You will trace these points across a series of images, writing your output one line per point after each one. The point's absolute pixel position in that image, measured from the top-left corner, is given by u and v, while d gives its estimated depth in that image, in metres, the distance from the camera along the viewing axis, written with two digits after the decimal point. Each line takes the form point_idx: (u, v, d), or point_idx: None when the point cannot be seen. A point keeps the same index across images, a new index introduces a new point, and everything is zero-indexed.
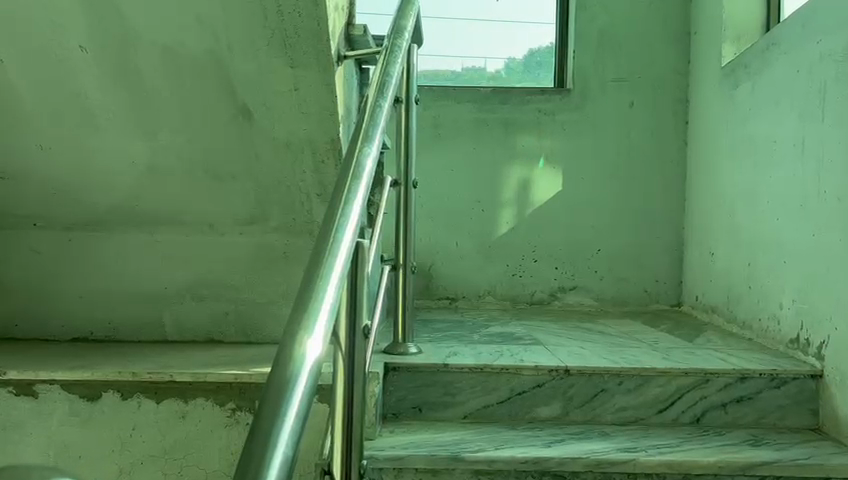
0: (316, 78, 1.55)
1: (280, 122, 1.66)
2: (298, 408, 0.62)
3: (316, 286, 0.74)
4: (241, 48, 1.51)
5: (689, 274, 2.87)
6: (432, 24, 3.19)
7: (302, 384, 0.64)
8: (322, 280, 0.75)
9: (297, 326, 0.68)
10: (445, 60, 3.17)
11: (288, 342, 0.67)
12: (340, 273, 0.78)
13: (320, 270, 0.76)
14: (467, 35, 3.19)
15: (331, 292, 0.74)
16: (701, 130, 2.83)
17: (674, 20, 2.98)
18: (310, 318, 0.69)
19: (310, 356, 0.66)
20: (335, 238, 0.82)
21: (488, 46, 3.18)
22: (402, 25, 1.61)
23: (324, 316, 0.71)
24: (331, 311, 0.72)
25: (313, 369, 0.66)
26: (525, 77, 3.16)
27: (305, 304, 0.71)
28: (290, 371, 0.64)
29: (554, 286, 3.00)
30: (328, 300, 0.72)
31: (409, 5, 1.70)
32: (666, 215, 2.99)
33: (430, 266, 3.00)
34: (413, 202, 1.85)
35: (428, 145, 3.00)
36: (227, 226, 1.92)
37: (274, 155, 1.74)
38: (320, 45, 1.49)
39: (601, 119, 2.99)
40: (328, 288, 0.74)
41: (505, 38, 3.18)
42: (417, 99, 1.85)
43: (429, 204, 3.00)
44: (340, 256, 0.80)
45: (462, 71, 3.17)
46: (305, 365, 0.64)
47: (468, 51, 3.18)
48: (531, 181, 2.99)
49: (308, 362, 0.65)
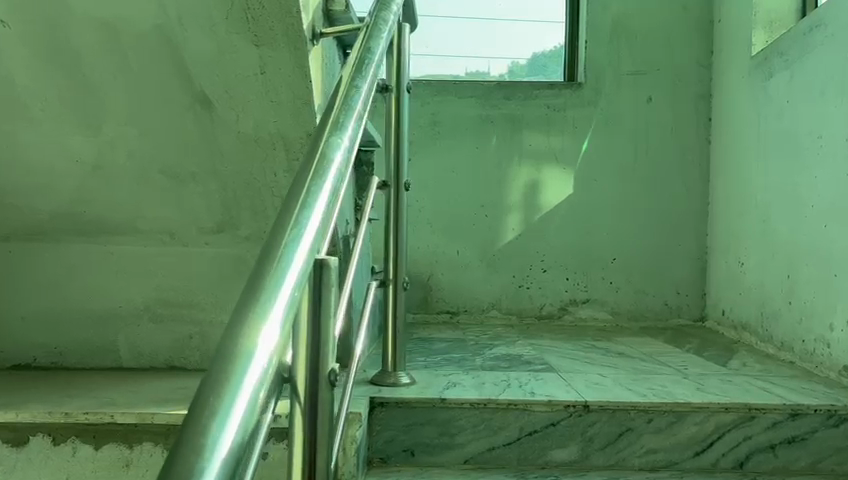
0: (286, 60, 1.30)
1: (244, 112, 1.40)
2: (222, 468, 0.42)
3: (263, 286, 0.53)
4: (194, 22, 1.25)
5: (715, 285, 2.61)
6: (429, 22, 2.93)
7: (233, 431, 0.43)
8: (275, 277, 0.54)
9: (231, 344, 0.48)
10: (444, 62, 2.91)
11: (218, 366, 0.47)
12: (300, 269, 0.57)
13: (271, 266, 0.55)
14: (468, 30, 2.93)
15: (286, 296, 0.53)
16: (726, 128, 2.57)
17: (695, 8, 2.73)
18: (253, 330, 0.49)
19: (247, 391, 0.46)
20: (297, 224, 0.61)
21: (490, 45, 2.92)
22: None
23: (273, 330, 0.50)
24: (285, 323, 0.52)
25: (249, 409, 0.45)
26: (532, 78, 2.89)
27: (248, 310, 0.51)
28: (215, 409, 0.44)
29: (565, 299, 2.73)
30: (281, 306, 0.52)
31: None
32: (689, 220, 2.72)
33: (429, 277, 2.73)
34: (406, 205, 1.59)
35: (427, 146, 2.74)
36: (191, 235, 1.66)
37: (241, 154, 1.48)
38: (288, 18, 1.23)
39: (616, 116, 2.73)
40: (283, 290, 0.54)
41: (509, 38, 2.92)
42: (411, 85, 1.59)
43: (428, 211, 2.74)
44: (293, 266, 0.56)
45: (465, 75, 2.90)
46: (238, 406, 0.44)
47: (468, 51, 2.92)
48: (540, 184, 2.73)
49: (242, 399, 0.45)
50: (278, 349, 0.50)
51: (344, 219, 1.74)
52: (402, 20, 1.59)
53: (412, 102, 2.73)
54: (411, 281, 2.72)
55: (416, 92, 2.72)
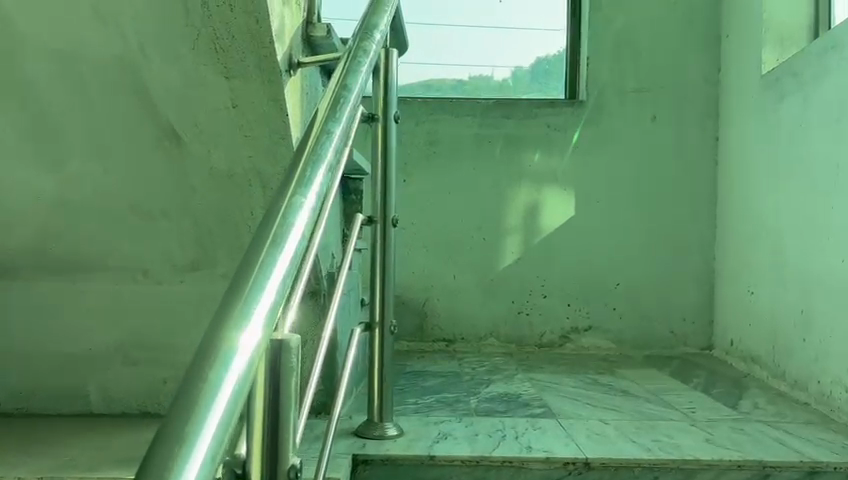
0: (259, 92, 1.19)
1: (217, 147, 1.30)
2: (204, 461, 0.38)
3: (246, 284, 0.50)
4: (158, 52, 1.15)
5: (723, 313, 2.50)
6: (426, 34, 2.83)
7: (214, 425, 0.40)
8: (260, 273, 0.51)
9: (214, 339, 0.45)
10: (445, 69, 2.80)
11: (200, 359, 0.43)
12: (285, 270, 0.53)
13: (253, 265, 0.52)
14: (467, 42, 2.82)
15: (270, 295, 0.50)
16: (734, 148, 2.46)
17: (702, 22, 2.62)
18: (236, 324, 0.46)
19: (229, 385, 0.42)
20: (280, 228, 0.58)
21: (491, 54, 2.82)
22: (374, 20, 1.25)
23: (256, 327, 0.47)
24: (270, 318, 0.49)
25: (231, 405, 0.42)
26: (534, 86, 2.78)
27: (230, 308, 0.48)
28: (195, 403, 0.40)
29: (566, 327, 2.62)
30: (264, 303, 0.49)
31: None
32: (695, 244, 2.61)
33: (424, 303, 2.62)
34: (393, 244, 1.48)
35: (422, 167, 2.63)
36: (165, 272, 1.55)
37: (215, 189, 1.38)
38: (261, 49, 1.13)
39: (620, 135, 2.62)
40: (267, 290, 0.50)
41: (511, 45, 2.81)
42: (399, 115, 1.49)
43: (423, 234, 2.63)
44: (255, 321, 0.47)
45: (467, 80, 2.80)
46: (219, 400, 0.40)
47: (470, 58, 2.81)
48: (540, 205, 2.62)
49: (224, 394, 0.42)
50: (264, 344, 0.47)
51: (330, 254, 1.64)
52: (389, 44, 1.49)
53: (407, 120, 2.63)
54: (405, 307, 2.61)
55: (411, 110, 2.62)
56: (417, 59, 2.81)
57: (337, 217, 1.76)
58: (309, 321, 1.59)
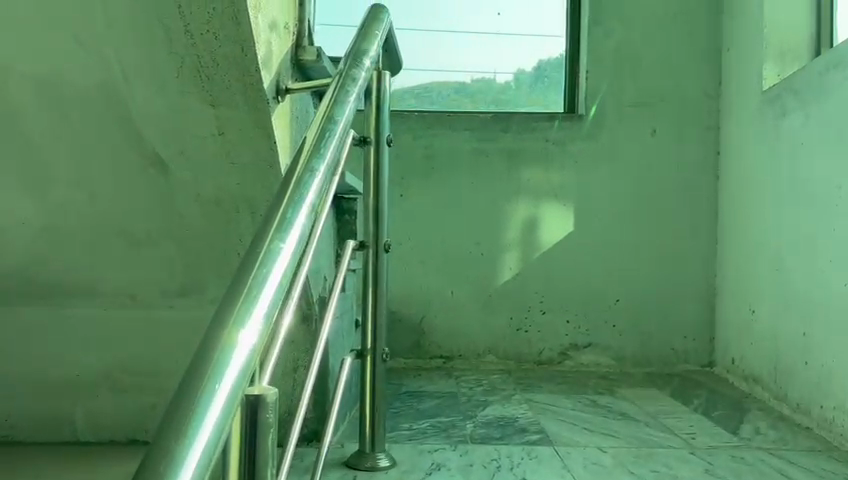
0: (245, 119, 1.17)
1: (203, 174, 1.27)
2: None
3: (233, 310, 0.52)
4: (141, 80, 1.12)
5: (725, 330, 2.46)
6: (425, 43, 2.79)
7: (198, 453, 0.42)
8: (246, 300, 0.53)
9: (201, 365, 0.47)
10: (445, 75, 2.77)
11: (187, 385, 0.46)
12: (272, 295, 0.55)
13: (240, 291, 0.54)
14: (466, 49, 2.78)
15: (257, 322, 0.52)
16: (736, 163, 2.43)
17: (703, 34, 2.59)
18: (223, 350, 0.48)
19: (214, 413, 0.44)
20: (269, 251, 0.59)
21: (492, 59, 2.77)
22: (363, 47, 1.22)
23: (242, 353, 0.48)
24: (258, 344, 0.50)
25: (216, 431, 0.44)
26: (536, 89, 2.74)
27: (218, 334, 0.49)
28: (181, 431, 0.42)
29: (565, 343, 2.58)
30: (251, 328, 0.50)
31: (377, 21, 1.32)
32: (696, 259, 2.58)
33: (421, 319, 2.58)
34: (386, 270, 1.45)
35: (420, 181, 2.60)
36: (153, 298, 1.52)
37: (202, 215, 1.35)
38: (246, 77, 1.11)
39: (620, 149, 2.59)
40: (253, 317, 0.52)
41: (511, 53, 2.77)
42: (391, 138, 1.46)
43: (421, 250, 2.59)
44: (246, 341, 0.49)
45: (471, 82, 2.76)
46: (202, 429, 0.42)
47: (470, 64, 2.77)
48: (539, 220, 2.59)
49: (209, 421, 0.43)
50: (250, 369, 0.49)
51: (322, 277, 1.61)
52: (382, 66, 1.46)
53: (404, 134, 2.59)
54: (402, 323, 2.58)
55: (409, 124, 2.59)
56: (415, 66, 2.77)
57: (330, 238, 1.73)
58: (300, 347, 1.56)
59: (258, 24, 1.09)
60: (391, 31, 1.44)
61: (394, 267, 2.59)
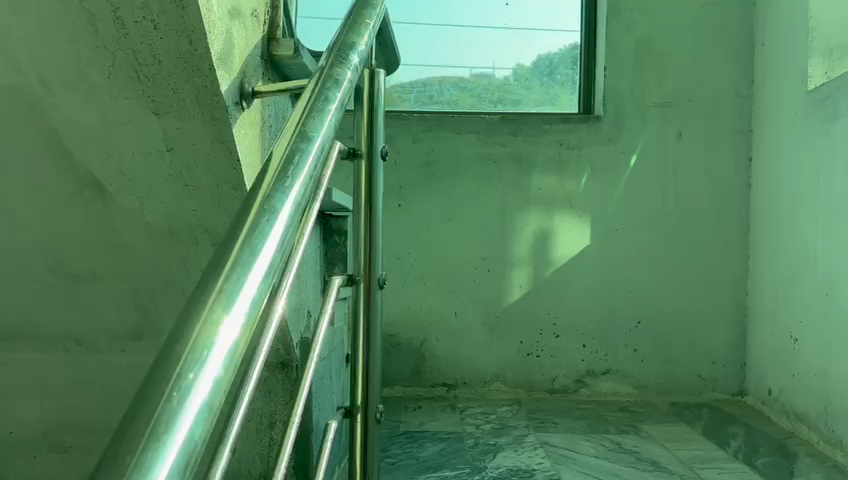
0: (200, 132, 0.91)
1: (151, 199, 1.01)
2: (202, 412, 0.32)
3: (234, 245, 0.43)
4: (64, 83, 0.87)
5: (760, 358, 2.22)
6: (423, 34, 2.51)
7: (202, 400, 0.32)
8: (254, 233, 0.44)
9: (192, 321, 0.36)
10: (444, 69, 2.51)
11: (183, 328, 0.36)
12: (281, 236, 0.46)
13: (241, 228, 0.45)
14: (469, 39, 2.50)
15: (266, 263, 0.43)
16: (774, 171, 2.19)
17: (734, 27, 2.34)
18: (231, 277, 0.39)
19: (225, 344, 0.36)
20: (278, 192, 0.50)
21: (493, 51, 2.51)
22: (351, 40, 0.97)
23: (250, 293, 0.39)
24: (268, 284, 0.42)
25: (221, 380, 0.34)
26: (536, 83, 2.50)
27: (225, 270, 0.40)
28: (180, 370, 0.33)
29: (581, 370, 2.34)
30: (263, 262, 0.42)
31: (368, 7, 1.06)
32: (725, 277, 2.33)
33: (422, 344, 2.33)
34: (380, 309, 1.20)
35: (420, 190, 2.35)
36: (103, 342, 1.27)
37: (155, 247, 1.10)
38: (198, 78, 0.86)
39: (643, 155, 2.34)
40: (262, 258, 0.43)
41: (512, 45, 2.51)
42: (388, 150, 1.21)
43: (421, 266, 2.34)
44: (239, 315, 0.38)
45: (469, 77, 2.51)
46: (210, 373, 0.33)
47: (469, 58, 2.51)
48: (551, 233, 2.34)
49: (218, 350, 0.35)
50: (258, 311, 0.40)
51: (305, 314, 1.35)
52: (375, 64, 1.21)
53: (402, 139, 2.34)
54: (400, 348, 2.32)
55: (408, 128, 2.34)
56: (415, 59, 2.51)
57: (316, 266, 1.47)
58: (279, 400, 1.31)
59: (212, 10, 0.83)
60: (387, 20, 1.19)
61: (391, 284, 2.33)
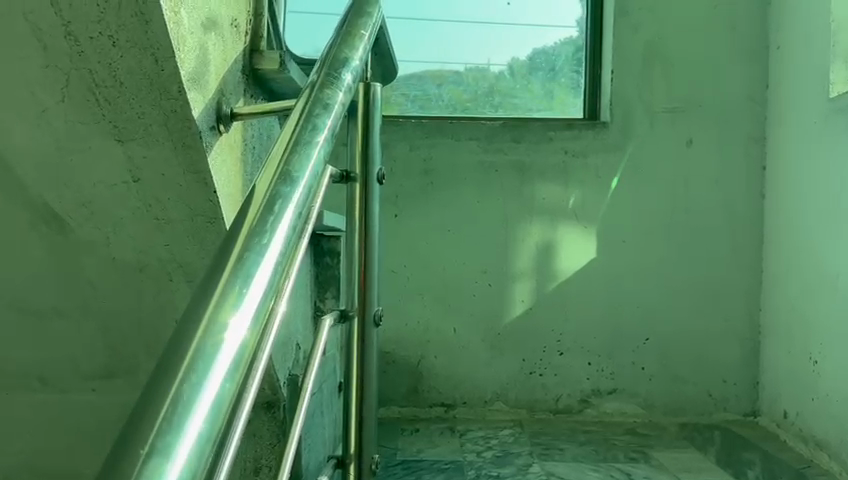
0: (170, 160, 0.80)
1: (117, 232, 0.90)
2: None
3: (211, 304, 0.47)
4: (10, 106, 0.75)
5: (775, 378, 2.12)
6: (419, 34, 2.36)
7: (181, 463, 0.38)
8: (233, 289, 0.48)
9: (147, 425, 0.38)
10: (438, 64, 2.36)
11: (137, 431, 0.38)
12: (262, 289, 0.50)
13: (219, 282, 0.49)
14: (465, 33, 2.35)
15: (245, 320, 0.47)
16: (791, 182, 2.08)
17: (747, 29, 2.23)
18: (189, 374, 0.42)
19: (181, 448, 0.38)
20: (263, 239, 0.54)
21: (489, 43, 2.36)
22: (343, 54, 0.85)
23: (228, 355, 0.44)
24: (247, 341, 0.47)
25: (200, 442, 0.39)
26: (534, 78, 2.36)
27: (206, 332, 0.44)
28: (148, 453, 0.37)
29: (586, 389, 2.23)
30: (240, 322, 0.46)
31: (363, 16, 0.95)
32: (737, 292, 2.23)
33: (419, 361, 2.22)
34: (375, 347, 1.09)
35: (417, 199, 2.23)
36: (70, 381, 1.15)
37: (124, 284, 0.98)
38: (166, 101, 0.74)
39: (652, 163, 2.23)
40: (241, 314, 0.47)
41: (510, 39, 2.36)
42: (384, 171, 1.09)
43: (418, 280, 2.22)
44: (196, 413, 0.40)
45: (464, 71, 2.36)
46: (187, 438, 0.38)
47: (465, 52, 2.36)
48: (555, 245, 2.23)
49: (173, 458, 0.37)
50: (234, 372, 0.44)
51: (294, 348, 1.24)
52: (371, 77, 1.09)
53: (399, 146, 2.23)
54: (396, 366, 2.21)
55: (404, 134, 2.23)
56: (410, 57, 2.36)
57: (306, 293, 1.35)
58: (264, 443, 1.20)
59: (181, 22, 0.72)
60: (383, 28, 1.08)
61: (386, 299, 2.22)
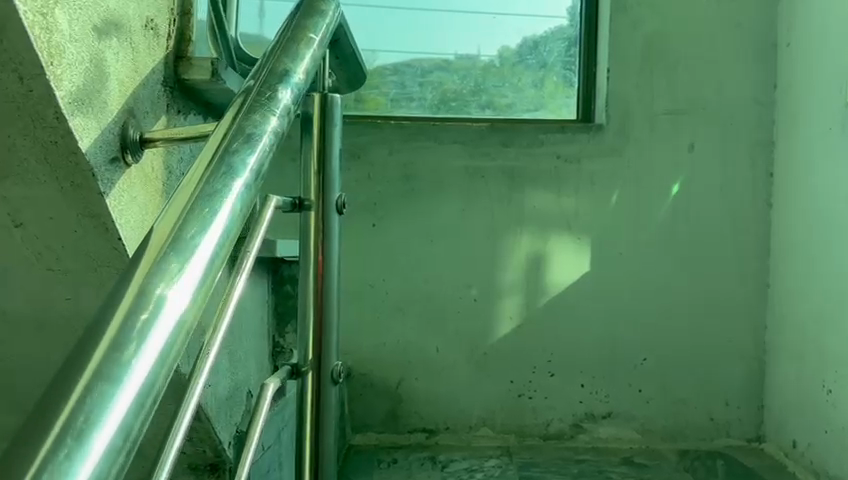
0: (59, 201, 0.63)
1: (5, 285, 0.73)
2: None
3: (150, 267, 0.42)
4: None
5: (782, 402, 1.97)
6: (403, 22, 2.15)
7: (103, 446, 0.33)
8: (184, 237, 0.45)
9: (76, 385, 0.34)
10: (426, 52, 2.16)
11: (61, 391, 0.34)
12: (204, 266, 0.45)
13: (165, 227, 0.46)
14: (452, 23, 2.16)
15: (180, 301, 0.42)
16: (803, 193, 1.92)
17: (755, 25, 2.07)
18: (127, 336, 0.38)
19: (112, 420, 0.34)
20: (207, 214, 0.48)
21: (477, 30, 2.16)
22: (283, 67, 0.67)
23: (158, 340, 0.39)
24: (193, 303, 0.43)
25: (120, 435, 0.34)
26: (527, 64, 2.17)
27: (136, 313, 0.39)
28: (73, 426, 0.33)
29: (579, 413, 2.07)
30: (182, 289, 0.42)
31: (315, 20, 0.77)
32: (741, 308, 2.07)
33: (399, 383, 2.05)
34: (335, 409, 0.92)
35: (397, 208, 2.06)
36: None
37: (24, 340, 0.81)
38: (42, 130, 0.57)
39: (651, 169, 2.06)
40: (176, 295, 0.42)
41: (502, 27, 2.16)
42: (345, 198, 0.92)
43: (398, 295, 2.06)
44: (134, 374, 0.37)
45: (454, 59, 2.16)
46: (123, 406, 0.35)
47: (455, 41, 2.16)
48: (545, 257, 2.06)
49: (104, 430, 0.34)
50: (173, 342, 0.40)
51: (241, 400, 1.07)
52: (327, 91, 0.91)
53: (377, 150, 2.05)
54: (373, 388, 2.05)
55: (383, 137, 2.05)
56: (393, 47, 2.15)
57: (261, 333, 1.18)
58: None
59: (57, 27, 0.54)
60: (342, 26, 0.90)
61: (363, 315, 2.05)
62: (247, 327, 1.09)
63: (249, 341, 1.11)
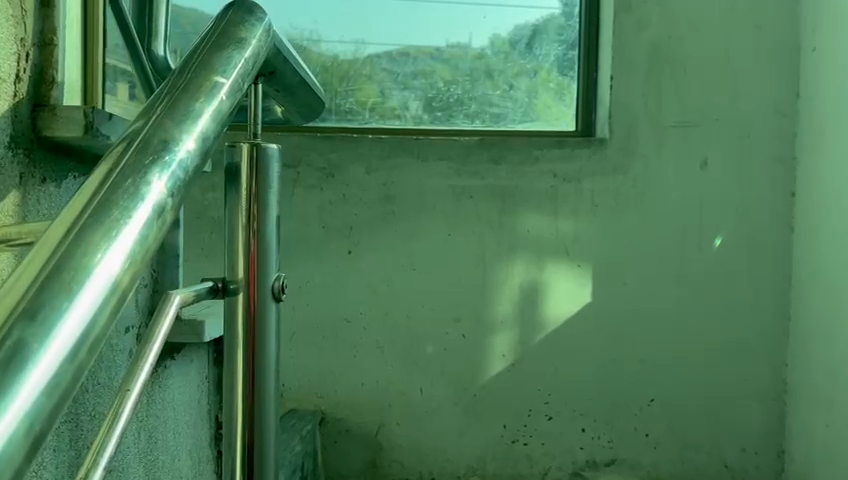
0: None
1: None
2: None
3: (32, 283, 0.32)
4: None
5: (807, 452, 1.76)
6: (387, 19, 1.93)
7: None
8: (83, 249, 0.35)
9: None
10: (412, 46, 1.93)
11: None
12: (104, 286, 0.35)
13: (62, 231, 0.36)
14: (439, 18, 1.93)
15: (92, 297, 0.34)
16: (829, 218, 1.71)
17: (775, 28, 1.85)
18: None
19: None
20: (126, 207, 0.39)
21: (468, 26, 1.93)
22: (163, 139, 0.45)
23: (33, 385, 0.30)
24: (88, 331, 0.34)
25: None
26: (523, 64, 1.95)
27: (36, 315, 0.31)
28: None
29: (579, 460, 1.87)
30: (73, 318, 0.33)
31: (235, 55, 0.55)
32: (759, 343, 1.86)
33: (378, 430, 1.84)
34: None
35: (375, 233, 1.84)
36: None
37: None
38: None
39: (658, 189, 1.85)
40: (86, 290, 0.34)
41: (495, 19, 1.93)
42: (285, 281, 0.70)
43: (377, 331, 1.84)
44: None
45: (446, 50, 1.93)
46: None
47: (444, 31, 1.93)
48: (542, 288, 1.85)
49: None
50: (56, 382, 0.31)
51: None
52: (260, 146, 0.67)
53: (353, 167, 1.83)
54: (349, 433, 1.84)
55: (359, 153, 1.83)
56: (378, 45, 1.93)
57: (195, 419, 0.97)
58: None
59: None
60: (275, 49, 0.67)
61: (338, 353, 1.84)
62: (173, 421, 0.89)
63: (177, 436, 0.90)
